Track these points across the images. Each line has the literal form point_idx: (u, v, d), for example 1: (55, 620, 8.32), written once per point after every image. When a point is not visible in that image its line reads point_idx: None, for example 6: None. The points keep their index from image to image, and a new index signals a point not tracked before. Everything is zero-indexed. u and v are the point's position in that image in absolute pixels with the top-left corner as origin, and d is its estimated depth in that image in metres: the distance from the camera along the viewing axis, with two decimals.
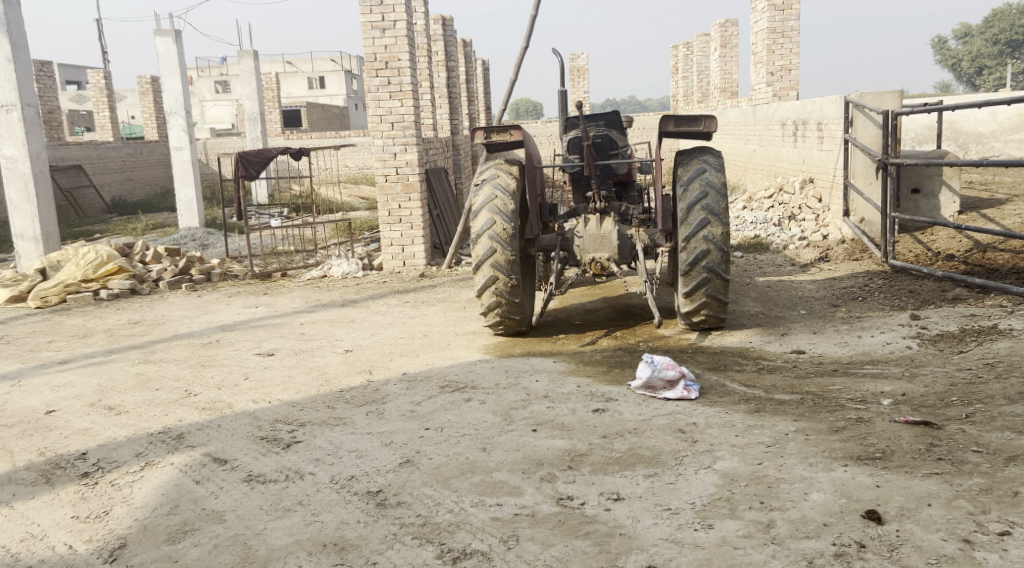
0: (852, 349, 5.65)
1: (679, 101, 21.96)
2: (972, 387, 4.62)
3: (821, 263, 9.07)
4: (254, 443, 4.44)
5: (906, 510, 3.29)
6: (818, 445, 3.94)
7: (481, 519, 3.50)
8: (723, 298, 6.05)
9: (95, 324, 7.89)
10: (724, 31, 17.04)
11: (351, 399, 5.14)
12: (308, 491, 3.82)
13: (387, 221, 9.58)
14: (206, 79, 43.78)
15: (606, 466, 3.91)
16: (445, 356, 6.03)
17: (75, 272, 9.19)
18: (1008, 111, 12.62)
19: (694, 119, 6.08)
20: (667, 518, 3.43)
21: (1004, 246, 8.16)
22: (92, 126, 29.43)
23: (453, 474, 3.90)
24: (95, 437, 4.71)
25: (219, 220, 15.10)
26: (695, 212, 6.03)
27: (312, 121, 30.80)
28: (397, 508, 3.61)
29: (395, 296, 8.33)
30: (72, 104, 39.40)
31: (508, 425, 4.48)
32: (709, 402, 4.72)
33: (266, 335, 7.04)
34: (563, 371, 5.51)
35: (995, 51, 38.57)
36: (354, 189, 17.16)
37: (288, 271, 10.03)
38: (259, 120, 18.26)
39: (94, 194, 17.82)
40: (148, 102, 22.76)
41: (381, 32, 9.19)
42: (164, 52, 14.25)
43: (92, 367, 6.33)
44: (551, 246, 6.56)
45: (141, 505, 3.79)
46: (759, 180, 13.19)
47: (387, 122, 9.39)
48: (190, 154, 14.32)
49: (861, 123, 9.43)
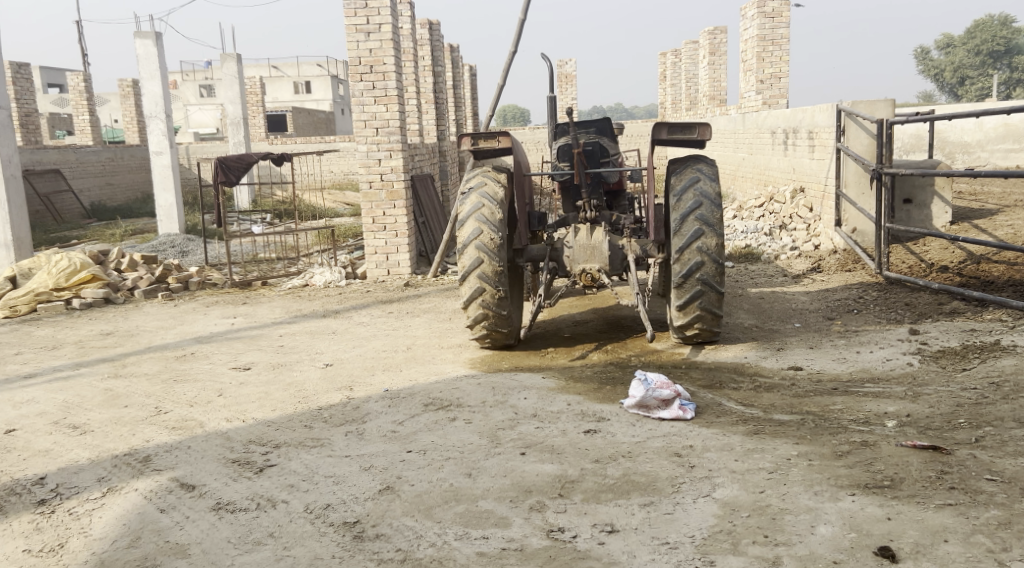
0: (851, 365, 5.44)
1: (667, 108, 21.79)
2: (979, 408, 4.42)
3: (814, 274, 8.87)
4: (225, 466, 4.20)
5: (921, 547, 3.08)
6: (823, 471, 3.73)
7: (465, 554, 3.27)
8: (717, 312, 5.82)
9: (65, 335, 7.61)
10: (713, 39, 16.84)
11: (330, 418, 4.89)
12: (280, 522, 3.57)
13: (372, 228, 9.30)
14: (191, 83, 43.47)
15: (599, 494, 3.68)
16: (428, 372, 5.78)
17: (46, 281, 8.85)
18: (993, 120, 12.46)
19: (689, 126, 5.85)
20: (665, 554, 3.20)
21: (998, 258, 8.00)
22: (74, 130, 29.25)
23: (436, 502, 3.66)
24: (57, 459, 4.47)
25: (199, 226, 14.81)
26: (690, 222, 5.81)
27: (297, 126, 30.64)
28: (376, 541, 3.38)
29: (378, 306, 8.07)
30: (54, 108, 39.12)
31: (495, 448, 4.24)
32: (707, 423, 4.49)
33: (244, 347, 6.78)
34: (552, 388, 5.27)
35: (976, 62, 38.67)
36: (338, 196, 16.95)
37: (269, 279, 9.76)
38: (243, 124, 17.97)
39: (73, 200, 17.50)
40: (129, 105, 22.49)
41: (366, 35, 8.96)
42: (145, 55, 13.90)
43: (59, 381, 6.06)
44: (540, 257, 6.32)
45: (100, 537, 3.55)
46: (748, 189, 13.03)
47: (372, 127, 9.15)
48: (170, 160, 14.12)
49: (853, 131, 9.21)
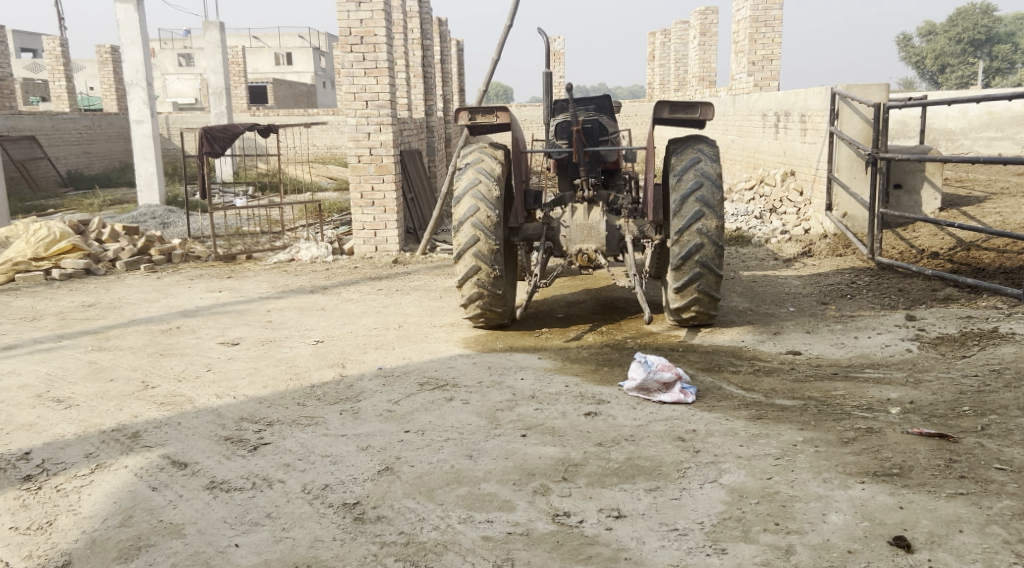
0: (850, 351, 5.40)
1: (655, 89, 21.66)
2: (982, 396, 4.38)
3: (805, 258, 8.83)
4: (217, 444, 4.09)
5: (937, 537, 3.04)
6: (830, 458, 3.67)
7: (470, 539, 3.19)
8: (715, 295, 5.76)
9: (45, 305, 7.44)
10: (704, 19, 16.73)
11: (323, 396, 4.79)
12: (277, 502, 3.47)
13: (360, 204, 9.15)
14: (169, 52, 42.94)
15: (604, 478, 3.60)
16: (422, 350, 5.68)
17: (25, 251, 8.71)
18: (978, 108, 12.44)
19: (691, 106, 5.72)
20: (675, 541, 3.14)
21: (989, 244, 7.98)
22: (48, 96, 28.81)
23: (438, 484, 3.57)
24: (42, 434, 4.34)
25: (180, 198, 14.57)
26: (690, 203, 5.72)
27: (278, 98, 30.27)
28: (377, 524, 3.29)
29: (367, 283, 7.94)
30: (29, 73, 38.40)
31: (495, 429, 4.16)
32: (708, 406, 4.43)
33: (231, 322, 6.64)
34: (549, 369, 5.18)
35: (957, 50, 38.56)
36: (322, 170, 16.75)
37: (254, 253, 9.60)
38: (225, 94, 17.62)
39: (49, 167, 17.16)
40: (108, 72, 22.08)
41: (357, 5, 8.77)
42: (125, 20, 13.54)
43: (42, 353, 5.91)
44: (536, 236, 6.20)
45: (90, 515, 3.44)
46: (737, 172, 12.98)
47: (362, 100, 8.97)
48: (151, 129, 13.84)
49: (847, 115, 9.11)
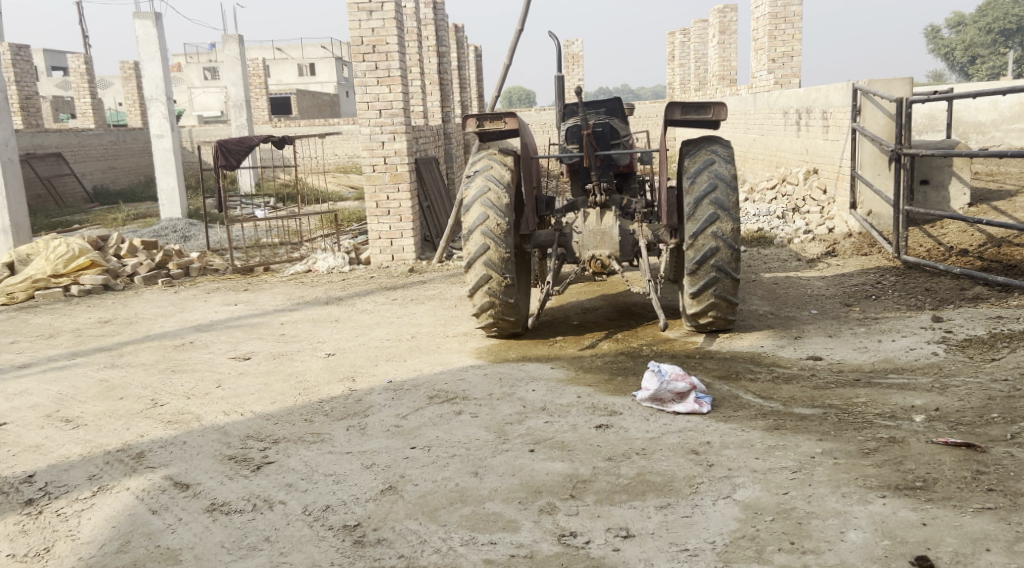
0: (872, 355, 5.23)
1: (676, 89, 21.48)
2: (1012, 402, 4.19)
3: (829, 258, 8.63)
4: (220, 464, 4.02)
5: (962, 557, 2.90)
6: (850, 471, 3.52)
7: (472, 562, 3.09)
8: (732, 299, 5.59)
9: (63, 323, 7.43)
10: (723, 17, 16.52)
11: (331, 411, 4.70)
12: (277, 525, 3.40)
13: (375, 213, 9.09)
14: (195, 66, 43.35)
15: (613, 495, 3.48)
16: (434, 362, 5.58)
17: (44, 267, 8.72)
18: (1009, 100, 12.13)
19: (704, 106, 5.59)
20: (685, 563, 3.01)
21: (1020, 240, 7.74)
22: (76, 111, 29.15)
23: (442, 504, 3.47)
24: (47, 455, 4.30)
25: (201, 211, 14.60)
26: (704, 206, 5.58)
27: (301, 109, 30.43)
28: (377, 547, 3.20)
29: (383, 293, 7.87)
30: (58, 91, 38.95)
31: (503, 444, 4.05)
32: (724, 417, 4.29)
33: (243, 336, 6.59)
34: (562, 379, 5.07)
35: (987, 40, 38.03)
36: (342, 179, 16.75)
37: (271, 265, 9.56)
38: (246, 106, 17.67)
39: (75, 183, 17.34)
40: (131, 88, 22.27)
41: (368, 14, 8.70)
42: (144, 36, 13.62)
43: (54, 372, 5.89)
44: (548, 242, 6.07)
45: (88, 541, 3.38)
46: (759, 171, 12.78)
47: (375, 109, 8.90)
48: (171, 143, 13.89)
49: (870, 111, 8.90)
